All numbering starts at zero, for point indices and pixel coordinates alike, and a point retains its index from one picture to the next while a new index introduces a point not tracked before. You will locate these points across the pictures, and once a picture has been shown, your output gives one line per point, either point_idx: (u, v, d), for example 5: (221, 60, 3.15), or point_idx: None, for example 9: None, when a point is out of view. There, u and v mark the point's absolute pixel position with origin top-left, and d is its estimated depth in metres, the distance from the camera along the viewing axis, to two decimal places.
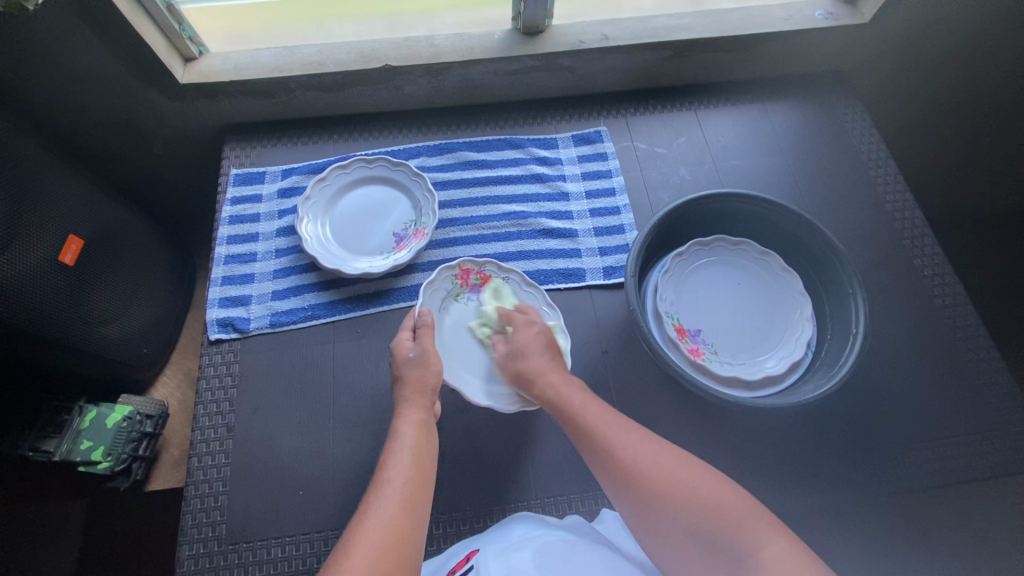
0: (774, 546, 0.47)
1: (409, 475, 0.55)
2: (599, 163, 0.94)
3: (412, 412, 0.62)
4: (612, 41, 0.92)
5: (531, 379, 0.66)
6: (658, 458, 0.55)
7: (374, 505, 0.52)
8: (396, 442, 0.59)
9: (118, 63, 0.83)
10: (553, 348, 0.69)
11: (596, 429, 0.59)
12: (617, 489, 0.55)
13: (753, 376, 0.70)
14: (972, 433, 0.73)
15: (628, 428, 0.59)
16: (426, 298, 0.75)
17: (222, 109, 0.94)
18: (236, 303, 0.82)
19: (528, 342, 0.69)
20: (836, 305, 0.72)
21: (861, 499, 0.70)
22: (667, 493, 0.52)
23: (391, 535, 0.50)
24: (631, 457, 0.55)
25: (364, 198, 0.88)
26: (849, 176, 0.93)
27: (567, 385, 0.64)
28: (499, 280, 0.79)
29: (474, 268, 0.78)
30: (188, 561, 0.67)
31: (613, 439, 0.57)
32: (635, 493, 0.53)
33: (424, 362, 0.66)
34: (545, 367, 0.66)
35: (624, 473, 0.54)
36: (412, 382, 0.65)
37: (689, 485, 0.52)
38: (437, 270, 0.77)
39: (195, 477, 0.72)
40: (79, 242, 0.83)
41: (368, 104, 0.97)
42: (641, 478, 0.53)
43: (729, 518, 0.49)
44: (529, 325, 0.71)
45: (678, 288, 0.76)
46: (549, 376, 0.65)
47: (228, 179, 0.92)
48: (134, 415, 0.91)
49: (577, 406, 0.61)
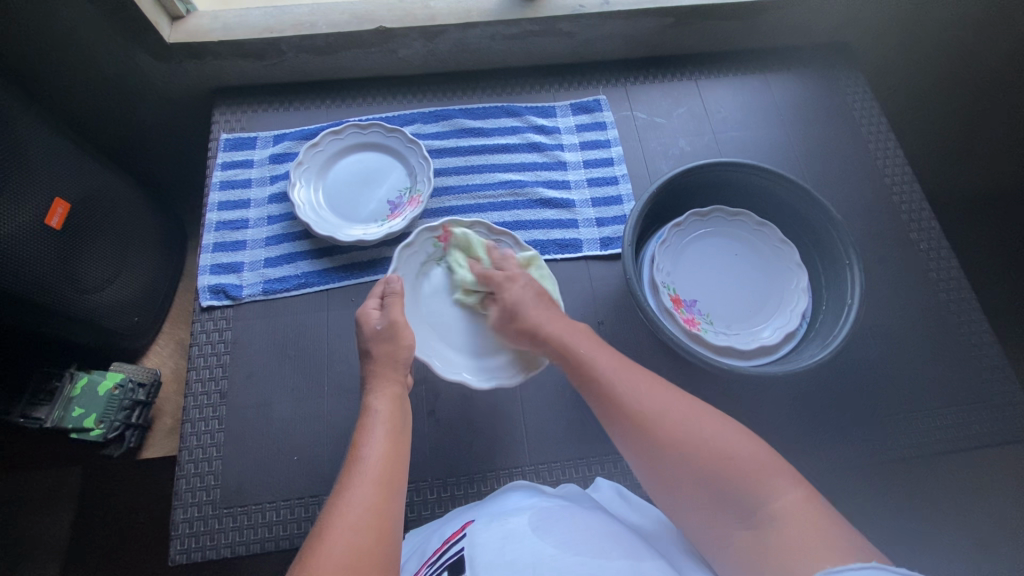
0: (787, 496, 0.46)
1: (385, 451, 0.54)
2: (597, 133, 0.93)
3: (384, 387, 0.61)
4: (613, 6, 0.89)
5: (531, 329, 0.64)
6: (669, 406, 0.53)
7: (350, 482, 0.51)
8: (368, 418, 0.58)
9: (99, 18, 0.80)
10: (545, 299, 0.67)
11: (603, 376, 0.57)
12: (626, 439, 0.54)
13: (747, 346, 0.70)
14: (962, 406, 0.74)
15: (642, 378, 0.57)
16: (403, 263, 0.73)
17: (211, 71, 0.91)
18: (227, 270, 0.81)
19: (519, 298, 0.66)
20: (832, 277, 0.72)
21: (848, 466, 0.71)
22: (675, 440, 0.51)
23: (369, 510, 0.49)
24: (644, 406, 0.54)
25: (357, 165, 0.87)
26: (848, 148, 0.92)
27: (571, 331, 0.62)
28: (491, 242, 0.76)
29: (460, 231, 0.75)
30: (181, 525, 0.67)
31: (624, 387, 0.56)
32: (645, 441, 0.52)
33: (394, 337, 0.64)
34: (542, 318, 0.64)
35: (637, 425, 0.53)
36: (382, 356, 0.63)
37: (701, 433, 0.51)
38: (417, 231, 0.74)
39: (189, 442, 0.72)
40: (66, 206, 0.81)
41: (362, 68, 0.94)
42: (653, 428, 0.52)
43: (742, 468, 0.48)
44: (512, 281, 0.68)
45: (674, 259, 0.76)
46: (549, 324, 0.63)
47: (219, 144, 0.90)
48: (125, 382, 0.89)
49: (582, 351, 0.60)
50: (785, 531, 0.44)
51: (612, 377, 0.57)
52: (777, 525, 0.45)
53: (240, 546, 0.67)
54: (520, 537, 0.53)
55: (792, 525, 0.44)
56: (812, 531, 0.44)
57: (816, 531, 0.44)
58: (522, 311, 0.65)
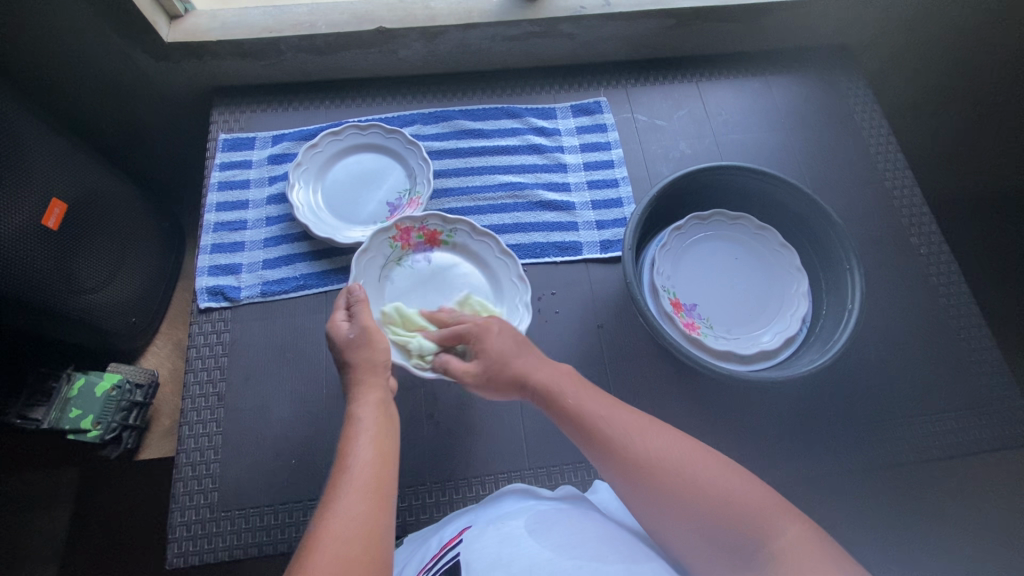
0: (787, 535, 0.47)
1: (371, 459, 0.54)
2: (598, 135, 0.92)
3: (367, 394, 0.60)
4: (614, 7, 0.89)
5: (518, 380, 0.61)
6: (665, 449, 0.53)
7: (337, 492, 0.50)
8: (354, 426, 0.57)
9: (97, 16, 0.79)
10: (525, 344, 0.64)
11: (597, 423, 0.56)
12: (622, 482, 0.53)
13: (748, 350, 0.70)
14: (962, 411, 0.74)
15: (635, 421, 0.56)
16: (363, 269, 0.73)
17: (210, 70, 0.91)
18: (225, 272, 0.81)
19: (501, 347, 0.63)
20: (833, 281, 0.72)
21: (847, 472, 0.71)
22: (675, 486, 0.51)
23: (358, 521, 0.48)
24: (640, 450, 0.53)
25: (356, 166, 0.86)
26: (850, 152, 0.92)
27: (558, 376, 0.60)
28: (445, 233, 0.78)
29: (413, 226, 0.77)
30: (178, 528, 0.67)
31: (619, 431, 0.55)
32: (642, 484, 0.52)
33: (370, 343, 0.63)
34: (529, 365, 0.61)
35: (634, 469, 0.52)
36: (361, 363, 0.62)
37: (700, 477, 0.51)
38: (371, 236, 0.74)
39: (187, 445, 0.71)
40: (62, 206, 0.81)
41: (361, 68, 0.94)
42: (650, 471, 0.52)
43: (741, 507, 0.49)
44: (488, 329, 0.64)
45: (675, 263, 0.76)
46: (536, 372, 0.61)
47: (218, 144, 0.89)
48: (124, 383, 0.89)
49: (571, 399, 0.58)
50: (790, 570, 0.45)
51: (606, 423, 0.55)
52: (781, 566, 0.46)
53: (238, 550, 0.66)
54: (515, 539, 0.53)
55: (793, 562, 0.46)
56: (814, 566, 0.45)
57: (818, 565, 0.45)
58: (505, 363, 0.62)
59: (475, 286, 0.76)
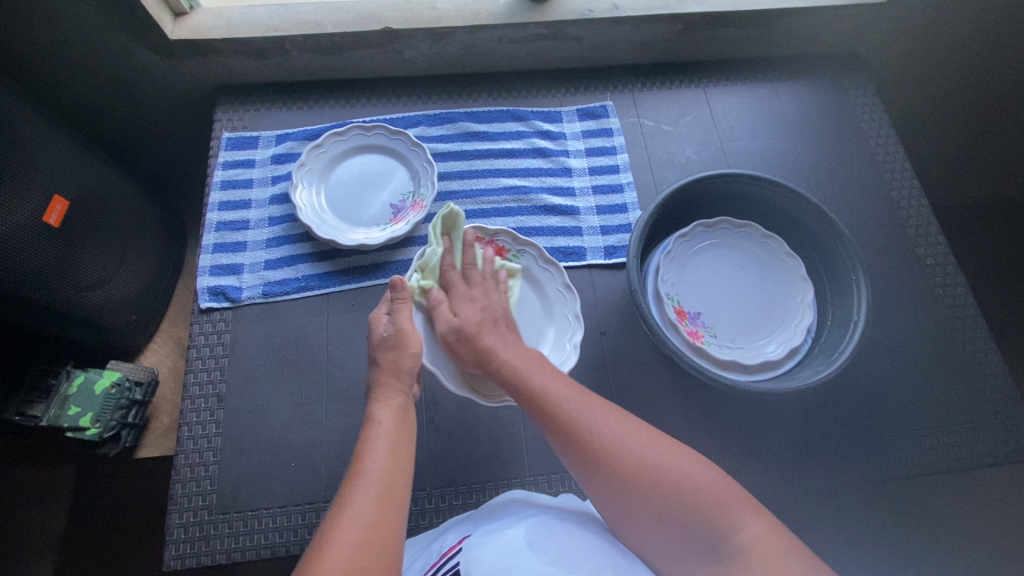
0: (748, 529, 0.47)
1: (388, 464, 0.53)
2: (604, 139, 0.92)
3: (389, 397, 0.60)
4: (622, 11, 0.88)
5: (485, 353, 0.61)
6: (630, 437, 0.52)
7: (352, 496, 0.50)
8: (372, 429, 0.57)
9: (100, 13, 0.79)
10: (502, 325, 0.64)
11: (561, 405, 0.54)
12: (583, 471, 0.52)
13: (751, 360, 0.70)
14: (965, 425, 0.73)
15: (601, 407, 0.55)
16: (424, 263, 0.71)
17: (214, 68, 0.90)
18: (227, 272, 0.80)
19: (478, 320, 0.63)
20: (839, 292, 0.71)
21: (848, 483, 0.71)
22: (636, 478, 0.50)
23: (370, 526, 0.48)
24: (602, 440, 0.52)
25: (360, 167, 0.86)
26: (856, 160, 0.91)
27: (524, 360, 0.59)
28: (513, 252, 0.75)
29: (483, 238, 0.75)
30: (176, 530, 0.67)
31: (585, 415, 0.54)
32: (604, 474, 0.51)
33: (399, 346, 0.63)
34: (498, 346, 0.61)
35: (595, 457, 0.51)
36: (386, 366, 0.62)
37: (663, 465, 0.50)
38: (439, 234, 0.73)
39: (185, 446, 0.71)
40: (64, 203, 0.80)
41: (367, 68, 0.93)
42: (611, 462, 0.51)
43: (700, 501, 0.48)
44: (474, 300, 0.66)
45: (679, 270, 0.75)
46: (503, 354, 0.60)
47: (221, 143, 0.89)
48: (122, 381, 0.89)
49: (536, 382, 0.57)
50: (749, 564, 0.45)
51: (572, 407, 0.54)
52: (740, 560, 0.45)
53: (235, 553, 0.66)
54: (513, 551, 0.53)
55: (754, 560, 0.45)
56: (776, 564, 0.45)
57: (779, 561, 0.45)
58: (477, 335, 0.62)
59: (529, 310, 0.74)
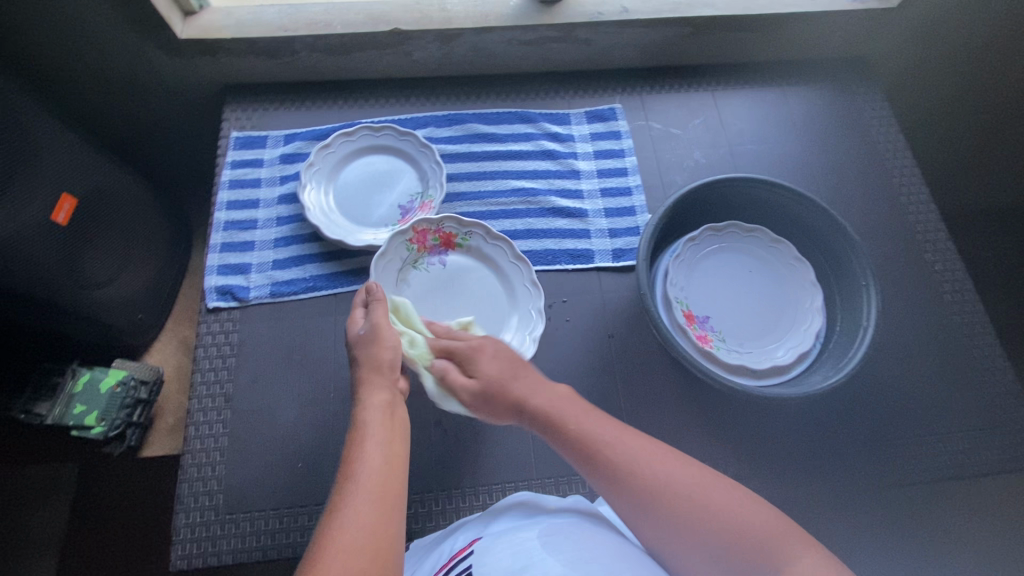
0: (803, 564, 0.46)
1: (379, 464, 0.53)
2: (612, 142, 0.92)
3: (375, 394, 0.60)
4: (632, 14, 0.88)
5: (515, 404, 0.60)
6: (673, 474, 0.52)
7: (346, 498, 0.49)
8: (361, 429, 0.56)
9: (112, 12, 0.79)
10: (522, 364, 0.64)
11: (603, 450, 0.54)
12: (633, 510, 0.52)
13: (761, 365, 0.70)
14: (973, 431, 0.73)
15: (648, 446, 0.55)
16: (381, 272, 0.74)
17: (223, 67, 0.90)
18: (235, 271, 0.80)
19: (497, 371, 0.63)
20: (848, 297, 0.71)
21: (857, 488, 0.70)
22: (688, 514, 0.50)
23: (367, 528, 0.47)
24: (652, 477, 0.52)
25: (368, 168, 0.86)
26: (865, 165, 0.91)
27: (561, 403, 0.59)
28: (461, 235, 0.78)
29: (429, 229, 0.77)
30: (183, 530, 0.66)
31: (627, 456, 0.53)
32: (656, 513, 0.51)
33: (376, 340, 0.63)
34: (530, 392, 0.61)
35: (646, 495, 0.51)
36: (366, 361, 0.62)
37: (710, 503, 0.50)
38: (388, 240, 0.75)
39: (192, 446, 0.71)
40: (72, 201, 0.80)
41: (375, 69, 0.93)
42: (662, 498, 0.51)
43: (753, 538, 0.48)
44: (482, 351, 0.65)
45: (688, 274, 0.75)
46: (537, 399, 0.60)
47: (229, 142, 0.89)
48: (128, 380, 0.88)
49: (572, 424, 0.57)
50: None
51: (612, 448, 0.54)
52: None
53: (242, 554, 0.66)
54: (526, 553, 0.52)
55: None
56: None
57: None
58: (503, 387, 0.61)
59: (490, 290, 0.77)
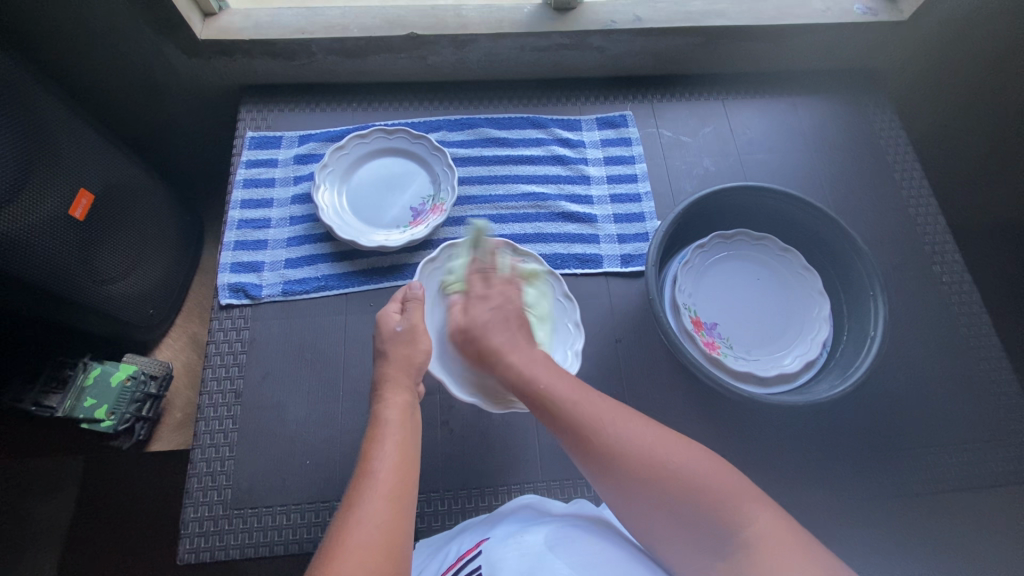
0: (758, 522, 0.46)
1: (395, 464, 0.53)
2: (622, 149, 0.92)
3: (397, 394, 0.60)
4: (644, 23, 0.89)
5: (494, 354, 0.60)
6: (640, 437, 0.52)
7: (362, 497, 0.50)
8: (379, 428, 0.57)
9: (133, 13, 0.80)
10: (515, 325, 0.63)
11: (567, 411, 0.54)
12: (594, 471, 0.52)
13: (768, 373, 0.70)
14: (979, 443, 0.73)
15: (619, 411, 0.54)
16: (426, 276, 0.74)
17: (240, 68, 0.91)
18: (248, 269, 0.81)
19: (487, 321, 0.62)
20: (856, 308, 0.71)
21: (861, 498, 0.71)
22: (646, 474, 0.50)
23: (381, 527, 0.48)
24: (614, 442, 0.52)
25: (381, 170, 0.87)
26: (873, 176, 0.92)
27: (535, 364, 0.58)
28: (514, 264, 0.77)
29: None
30: (191, 524, 0.67)
31: (592, 419, 0.53)
32: (615, 473, 0.51)
33: (412, 340, 0.64)
34: (509, 350, 0.60)
35: (606, 457, 0.51)
36: (398, 359, 0.63)
37: (669, 464, 0.50)
38: (440, 247, 0.76)
39: (202, 440, 0.72)
40: (89, 197, 0.82)
41: (390, 72, 0.95)
42: (622, 460, 0.51)
43: (709, 497, 0.48)
44: (490, 300, 0.65)
45: (697, 281, 0.76)
46: (513, 357, 0.59)
47: (245, 141, 0.90)
48: (139, 374, 0.90)
49: (543, 386, 0.56)
50: (757, 560, 0.44)
51: (579, 409, 0.54)
52: (751, 554, 0.45)
53: (248, 549, 0.66)
54: (538, 556, 0.53)
55: (767, 554, 0.45)
56: (783, 558, 0.44)
57: (789, 555, 0.44)
58: (485, 336, 0.61)
59: None
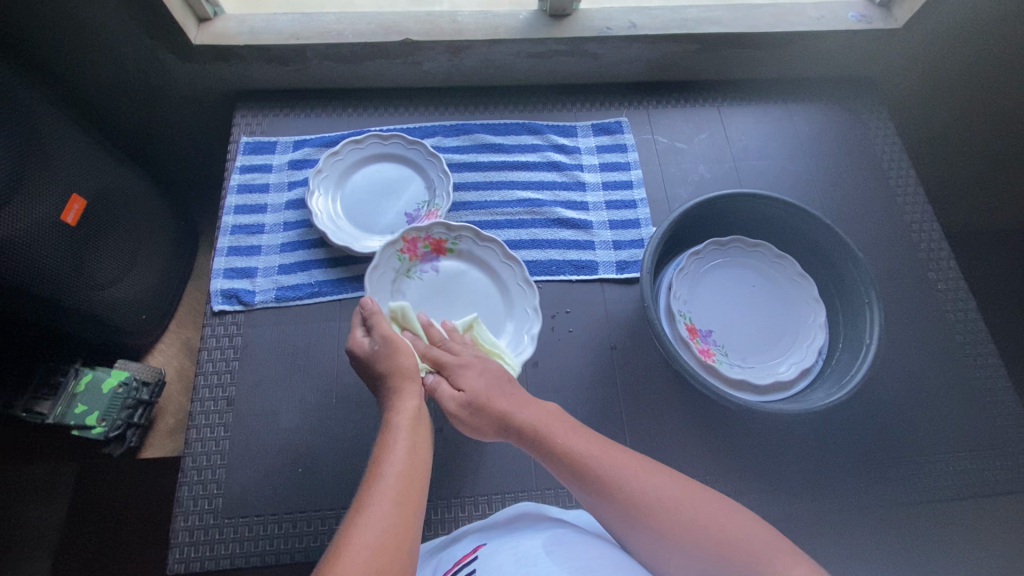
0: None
1: (405, 470, 0.53)
2: (618, 155, 0.92)
3: (405, 401, 0.60)
4: (639, 30, 0.90)
5: (505, 419, 0.60)
6: (664, 490, 0.51)
7: (370, 499, 0.49)
8: (390, 434, 0.56)
9: (128, 18, 0.80)
10: (508, 381, 0.64)
11: (589, 468, 0.54)
12: (621, 526, 0.52)
13: (763, 381, 0.70)
14: (976, 452, 0.73)
15: (642, 466, 0.54)
16: (374, 285, 0.74)
17: (235, 73, 0.91)
18: (241, 275, 0.81)
19: (483, 386, 0.62)
20: (851, 317, 0.71)
21: (858, 506, 0.70)
22: (673, 530, 0.49)
23: (387, 530, 0.47)
24: (640, 498, 0.51)
25: (376, 175, 0.86)
26: (868, 183, 0.92)
27: (551, 420, 0.59)
28: (450, 241, 0.78)
29: (419, 237, 0.77)
30: (182, 533, 0.66)
31: (614, 476, 0.53)
32: (643, 528, 0.50)
33: (394, 348, 0.63)
34: (517, 407, 0.60)
35: (632, 512, 0.51)
36: (390, 370, 0.62)
37: (697, 517, 0.49)
38: (378, 252, 0.75)
39: (193, 449, 0.71)
40: (82, 202, 0.81)
41: (385, 78, 0.95)
42: (648, 516, 0.50)
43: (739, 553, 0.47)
44: (470, 367, 0.65)
45: (691, 288, 0.75)
46: (523, 414, 0.59)
47: (239, 147, 0.90)
48: (129, 381, 0.88)
49: (560, 440, 0.56)
50: None
51: (599, 466, 0.54)
52: None
53: (239, 559, 0.66)
54: (532, 560, 0.52)
55: None
56: None
57: None
58: (488, 401, 0.61)
59: (483, 292, 0.77)
